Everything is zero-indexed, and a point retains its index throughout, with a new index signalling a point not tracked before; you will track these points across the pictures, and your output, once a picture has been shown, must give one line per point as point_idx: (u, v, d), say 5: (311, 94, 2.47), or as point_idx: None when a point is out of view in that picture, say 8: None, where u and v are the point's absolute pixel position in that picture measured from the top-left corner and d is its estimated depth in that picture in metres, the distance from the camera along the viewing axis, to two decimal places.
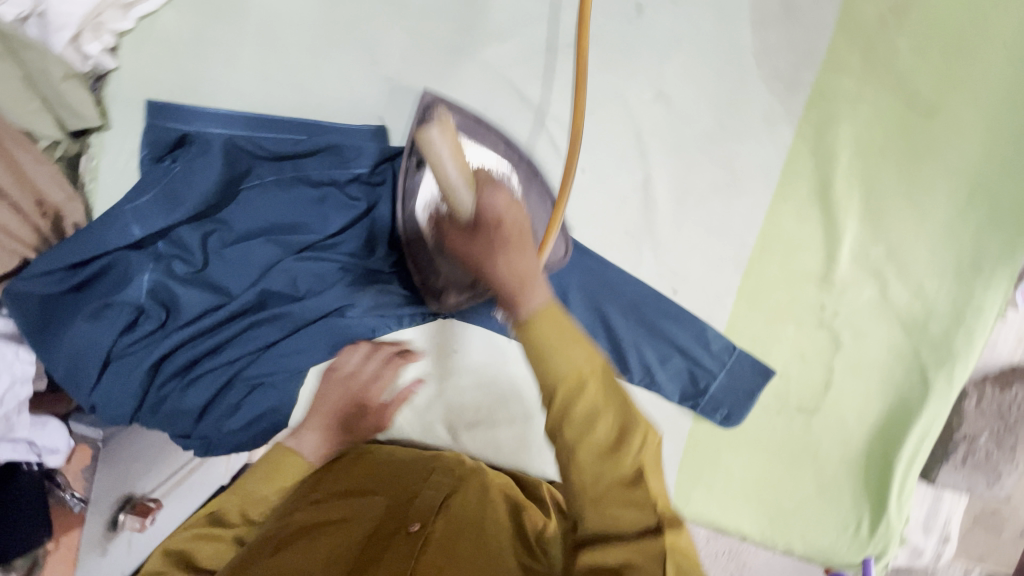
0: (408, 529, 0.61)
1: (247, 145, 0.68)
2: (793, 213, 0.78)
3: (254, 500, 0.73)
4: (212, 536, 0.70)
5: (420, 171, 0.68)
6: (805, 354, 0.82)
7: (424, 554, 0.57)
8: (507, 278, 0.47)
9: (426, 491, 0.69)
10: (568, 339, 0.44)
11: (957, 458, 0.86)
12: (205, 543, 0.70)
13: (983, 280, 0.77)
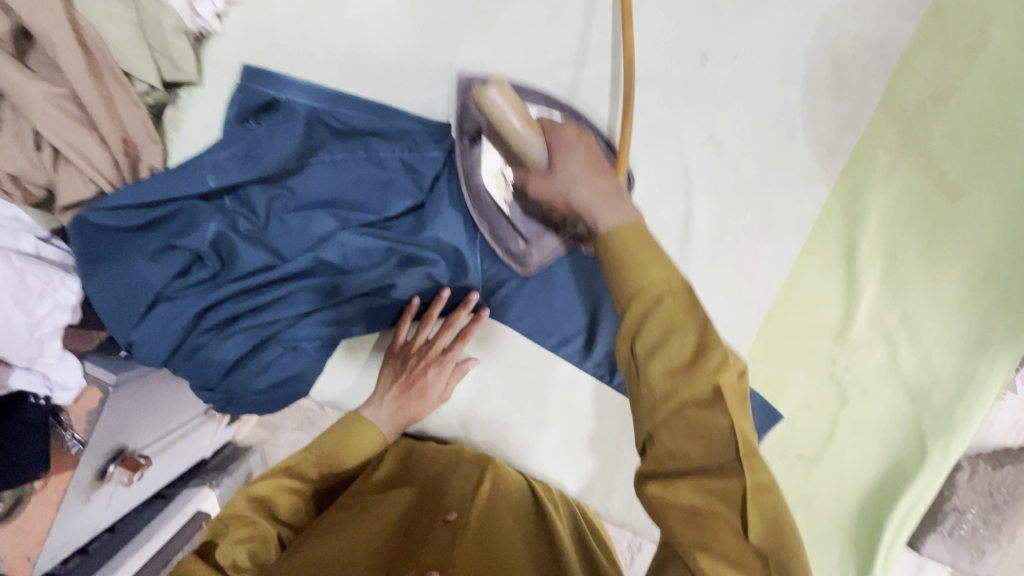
0: (444, 517, 0.70)
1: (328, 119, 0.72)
2: (819, 268, 0.83)
3: (328, 461, 0.77)
4: (280, 492, 0.73)
5: (476, 144, 0.71)
6: (812, 404, 0.86)
7: (465, 540, 0.66)
8: (596, 199, 0.54)
9: (454, 482, 0.78)
10: (652, 256, 0.51)
11: (944, 529, 0.89)
12: (276, 499, 0.72)
13: (987, 358, 0.80)
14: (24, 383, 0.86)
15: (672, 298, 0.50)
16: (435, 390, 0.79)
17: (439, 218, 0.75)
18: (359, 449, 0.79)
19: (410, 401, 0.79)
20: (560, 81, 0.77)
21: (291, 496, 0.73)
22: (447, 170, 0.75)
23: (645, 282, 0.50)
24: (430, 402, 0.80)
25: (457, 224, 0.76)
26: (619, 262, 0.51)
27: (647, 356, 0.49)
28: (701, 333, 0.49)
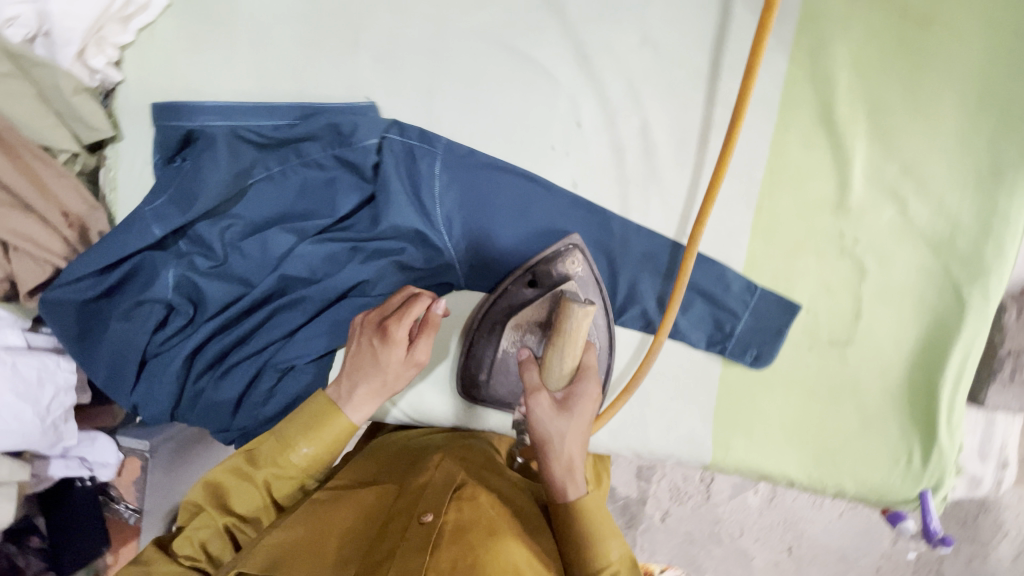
0: (420, 518, 0.60)
1: (247, 134, 0.70)
2: (799, 141, 0.77)
3: (286, 446, 0.67)
4: (242, 485, 0.68)
5: (517, 290, 0.76)
6: (830, 285, 0.80)
7: (436, 553, 0.57)
8: (566, 459, 0.64)
9: (436, 474, 0.68)
10: (611, 533, 0.62)
11: (1004, 376, 0.83)
12: (236, 493, 0.68)
13: (1005, 186, 0.76)
14: (65, 470, 0.91)
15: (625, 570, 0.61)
16: (399, 344, 0.66)
17: (390, 203, 0.72)
18: (331, 443, 0.68)
19: (374, 362, 0.67)
20: (471, 27, 0.73)
21: (251, 491, 0.68)
22: (388, 151, 0.72)
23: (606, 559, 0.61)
24: (399, 362, 0.67)
25: (412, 203, 0.73)
26: (585, 531, 0.62)
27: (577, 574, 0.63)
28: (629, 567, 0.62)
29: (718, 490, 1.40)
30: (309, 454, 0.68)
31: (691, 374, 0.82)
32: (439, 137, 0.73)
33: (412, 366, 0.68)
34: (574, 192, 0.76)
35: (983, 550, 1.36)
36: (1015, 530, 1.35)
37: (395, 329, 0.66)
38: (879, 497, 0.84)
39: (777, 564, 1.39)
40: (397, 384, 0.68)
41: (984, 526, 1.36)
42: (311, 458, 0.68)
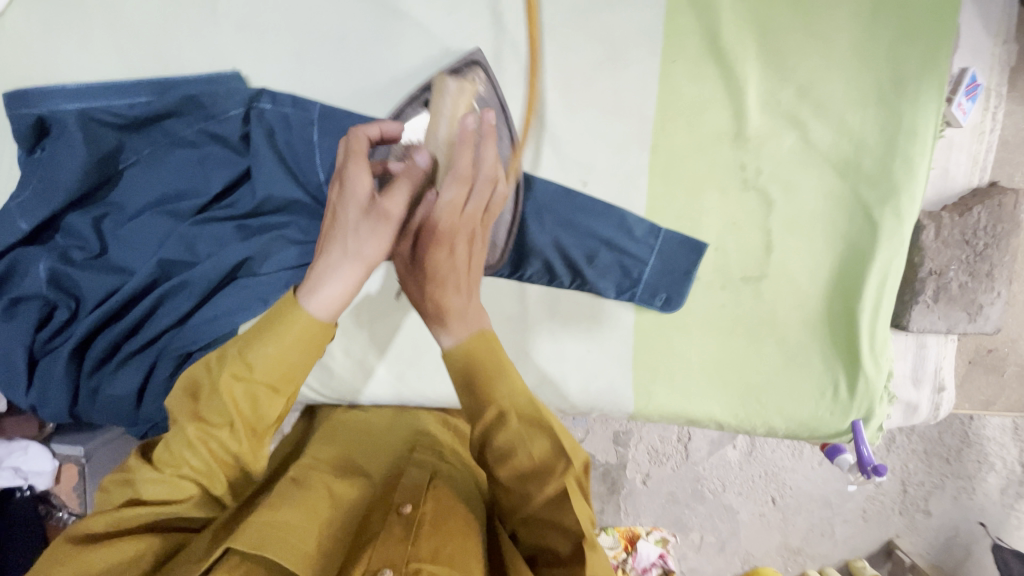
0: (398, 509, 0.58)
1: (100, 115, 0.68)
2: (689, 73, 0.74)
3: (241, 360, 0.55)
4: (208, 402, 0.56)
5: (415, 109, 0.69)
6: (736, 221, 0.78)
7: (418, 543, 0.54)
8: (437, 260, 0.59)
9: (409, 469, 0.67)
10: (506, 373, 0.56)
11: (929, 297, 0.80)
12: (205, 409, 0.56)
13: (908, 97, 0.74)
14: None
15: (514, 415, 0.55)
16: (358, 190, 0.58)
17: (260, 175, 0.70)
18: (296, 344, 0.56)
19: (336, 227, 0.59)
20: None
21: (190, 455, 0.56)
22: (256, 121, 0.70)
23: (493, 404, 0.55)
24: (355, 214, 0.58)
25: (285, 174, 0.71)
26: (476, 376, 0.56)
27: (502, 470, 0.56)
28: (550, 440, 0.55)
29: (696, 447, 1.34)
30: (272, 357, 0.55)
31: (605, 324, 0.80)
32: (313, 102, 0.71)
33: (372, 219, 0.58)
34: None
35: (970, 485, 1.34)
36: (1001, 463, 1.33)
37: (347, 179, 0.59)
38: (811, 432, 0.83)
39: (762, 516, 1.36)
40: (364, 246, 0.58)
41: (968, 462, 1.33)
42: (281, 362, 0.56)
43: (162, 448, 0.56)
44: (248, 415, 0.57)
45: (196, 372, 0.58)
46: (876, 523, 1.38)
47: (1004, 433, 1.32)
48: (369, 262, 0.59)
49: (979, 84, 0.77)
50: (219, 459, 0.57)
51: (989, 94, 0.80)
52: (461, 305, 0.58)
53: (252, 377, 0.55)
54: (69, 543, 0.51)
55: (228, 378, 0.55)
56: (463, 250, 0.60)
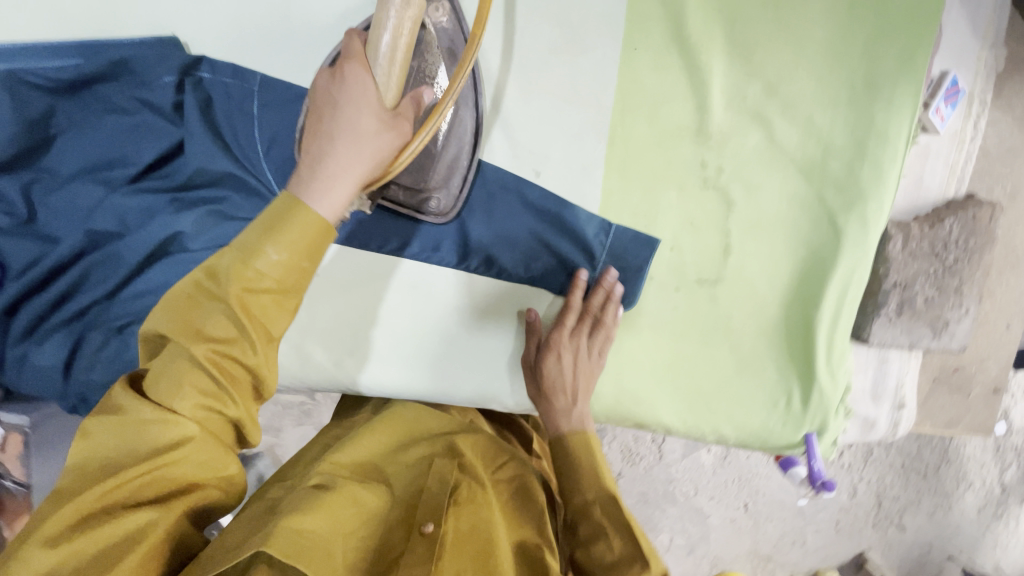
0: (421, 529, 0.56)
1: (31, 78, 0.65)
2: (651, 62, 0.70)
3: (249, 262, 0.45)
4: (210, 312, 0.46)
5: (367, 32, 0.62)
6: (694, 220, 0.74)
7: (440, 565, 0.56)
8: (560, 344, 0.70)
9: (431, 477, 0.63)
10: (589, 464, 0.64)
11: (892, 311, 0.77)
12: (203, 321, 0.46)
13: (881, 99, 0.70)
14: None
15: (598, 506, 0.60)
16: (367, 91, 0.50)
17: (194, 148, 0.67)
18: (302, 241, 0.47)
19: (337, 125, 0.49)
20: None
21: (187, 370, 0.45)
22: (194, 91, 0.67)
23: (581, 494, 0.62)
24: (366, 118, 0.49)
25: (217, 145, 0.68)
26: (580, 471, 0.64)
27: (582, 556, 0.59)
28: (631, 542, 0.56)
29: (670, 449, 1.29)
30: (282, 263, 0.46)
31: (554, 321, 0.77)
32: (254, 74, 0.68)
33: (394, 128, 0.51)
34: None
35: (947, 502, 1.33)
36: (981, 482, 1.33)
37: (348, 77, 0.50)
38: (761, 443, 0.80)
39: (733, 521, 1.31)
40: (370, 153, 0.49)
41: (947, 479, 1.33)
42: (291, 269, 0.47)
43: (163, 374, 0.45)
44: (258, 322, 0.46)
45: (185, 288, 0.47)
46: (848, 535, 1.34)
47: (984, 452, 1.33)
48: (377, 171, 0.51)
49: (960, 89, 0.73)
50: (235, 379, 0.47)
51: (971, 100, 0.75)
52: (570, 408, 0.68)
53: (260, 285, 0.46)
54: (42, 548, 0.42)
55: (236, 288, 0.45)
56: (569, 359, 0.69)
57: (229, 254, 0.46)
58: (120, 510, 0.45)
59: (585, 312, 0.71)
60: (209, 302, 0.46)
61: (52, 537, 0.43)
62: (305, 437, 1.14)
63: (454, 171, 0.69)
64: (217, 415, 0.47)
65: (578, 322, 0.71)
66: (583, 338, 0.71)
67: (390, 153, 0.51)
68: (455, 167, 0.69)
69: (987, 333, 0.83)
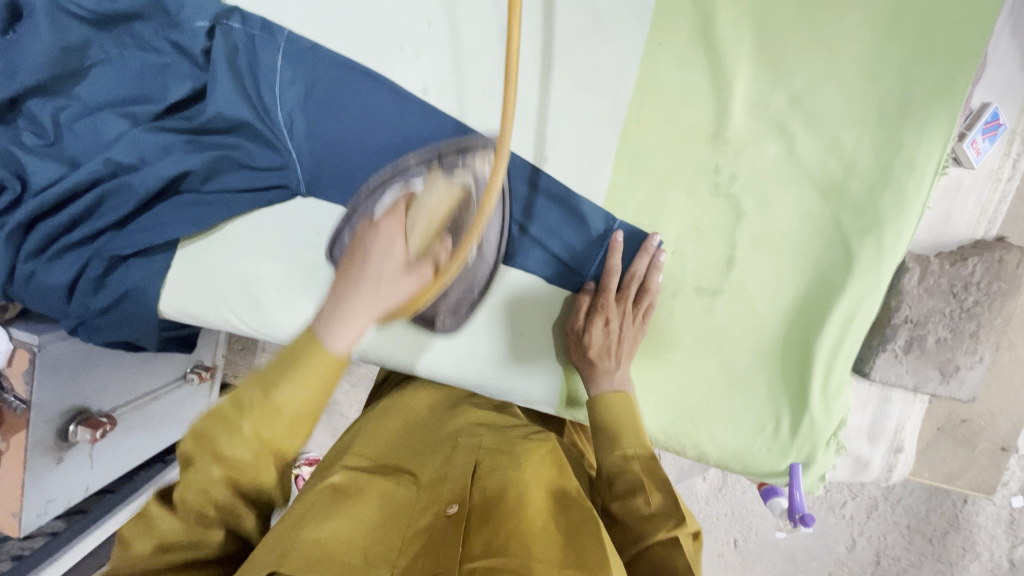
0: (446, 510, 0.56)
1: (69, 7, 0.67)
2: (673, 60, 0.69)
3: (268, 402, 0.48)
4: (231, 438, 0.48)
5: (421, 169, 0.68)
6: (700, 226, 0.73)
7: (469, 541, 0.53)
8: (601, 307, 0.71)
9: (457, 460, 0.63)
10: (632, 426, 0.66)
11: (899, 348, 0.73)
12: (224, 447, 0.48)
13: (913, 124, 0.67)
14: None
15: (638, 461, 0.63)
16: (396, 243, 0.58)
17: (215, 93, 0.69)
18: (322, 383, 0.50)
19: (364, 268, 0.56)
20: None
21: (207, 496, 0.50)
22: (219, 39, 0.69)
23: (620, 449, 0.64)
24: (390, 266, 0.56)
25: (238, 93, 0.70)
26: (616, 423, 0.67)
27: (618, 508, 0.60)
28: (667, 496, 0.59)
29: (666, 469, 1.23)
30: (305, 398, 0.49)
31: (544, 310, 0.77)
32: (281, 28, 0.70)
33: (414, 273, 0.57)
34: (424, 100, 0.71)
35: (949, 571, 1.21)
36: (988, 554, 1.19)
37: (381, 228, 0.59)
38: (742, 466, 0.77)
39: (720, 556, 1.27)
40: (390, 294, 0.55)
41: (952, 546, 1.20)
42: (305, 406, 0.50)
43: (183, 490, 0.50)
44: (273, 459, 0.49)
45: (216, 410, 0.49)
46: None
47: (997, 525, 1.17)
48: (391, 309, 0.56)
49: (1001, 125, 0.70)
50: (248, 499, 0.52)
51: (1013, 138, 0.71)
52: (613, 369, 0.71)
53: (280, 419, 0.48)
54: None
55: (253, 420, 0.48)
56: (616, 325, 0.71)
57: (254, 381, 0.50)
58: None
59: (630, 279, 0.72)
60: (228, 425, 0.48)
61: None
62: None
63: (463, 299, 0.76)
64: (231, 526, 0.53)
65: (625, 290, 0.73)
66: (629, 305, 0.72)
67: (405, 296, 0.56)
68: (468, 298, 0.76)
69: (1002, 387, 0.78)
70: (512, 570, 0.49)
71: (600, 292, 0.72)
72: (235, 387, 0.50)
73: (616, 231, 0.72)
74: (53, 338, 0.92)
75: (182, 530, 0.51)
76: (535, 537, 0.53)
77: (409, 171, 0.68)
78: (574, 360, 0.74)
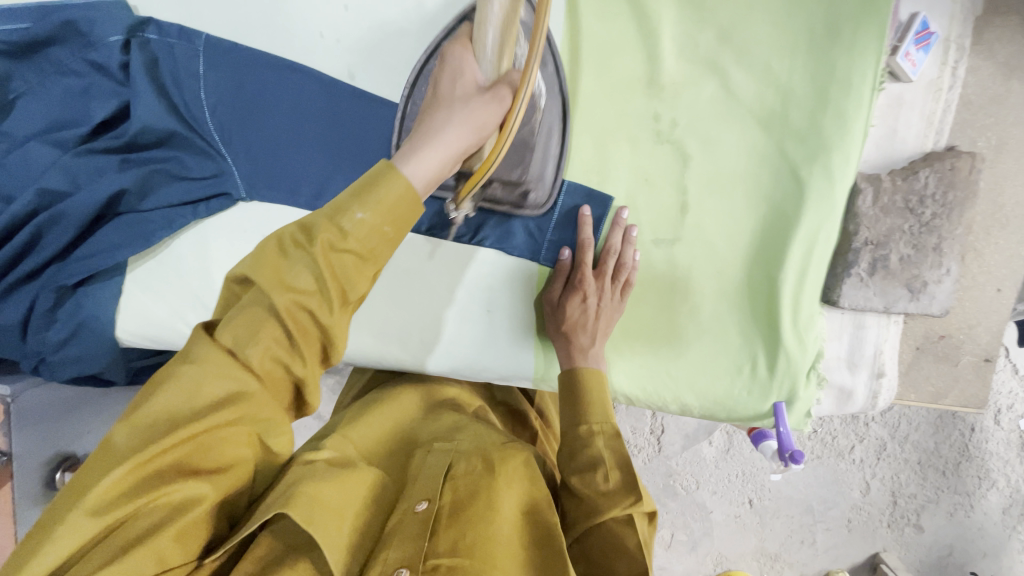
0: (413, 507, 0.51)
1: None
2: (597, 13, 0.69)
3: (340, 214, 0.42)
4: (296, 263, 0.42)
5: None
6: (648, 176, 0.72)
7: (434, 539, 0.50)
8: (579, 284, 0.69)
9: (431, 454, 0.59)
10: (599, 403, 0.63)
11: (864, 271, 0.72)
12: (287, 272, 0.41)
13: (844, 43, 0.66)
14: None
15: (602, 438, 0.59)
16: (467, 69, 0.52)
17: (137, 107, 0.67)
18: (395, 208, 0.44)
19: (440, 98, 0.50)
20: None
21: (294, 298, 0.42)
22: (136, 52, 0.68)
23: (585, 424, 0.61)
24: (461, 91, 0.50)
25: (163, 105, 0.68)
26: (583, 399, 0.63)
27: (575, 483, 0.57)
28: (627, 474, 0.55)
29: (670, 441, 1.21)
30: (373, 226, 0.43)
31: (508, 283, 0.76)
32: (198, 33, 0.69)
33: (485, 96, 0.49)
34: (353, 84, 0.70)
35: (968, 502, 1.19)
36: (1005, 480, 1.18)
37: (450, 53, 0.53)
38: (726, 413, 0.77)
39: (737, 518, 1.21)
40: (465, 117, 0.48)
41: (967, 477, 1.19)
42: (379, 237, 0.43)
43: (240, 327, 0.41)
44: (340, 282, 0.43)
45: (272, 243, 0.43)
46: (861, 534, 1.21)
47: (1009, 449, 1.18)
48: (477, 135, 0.49)
49: (932, 33, 0.69)
50: (303, 333, 0.43)
51: (947, 45, 0.71)
52: (588, 346, 0.68)
53: (349, 247, 0.42)
54: (90, 514, 0.37)
55: (328, 243, 0.42)
56: (594, 302, 0.69)
57: (324, 212, 0.43)
58: (173, 476, 0.40)
59: (607, 252, 0.71)
60: (295, 251, 0.42)
61: (106, 499, 0.38)
62: (300, 425, 1.13)
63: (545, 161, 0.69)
64: (283, 368, 0.43)
65: (603, 264, 0.70)
66: (607, 281, 0.70)
67: (487, 120, 0.49)
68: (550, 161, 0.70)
69: (973, 299, 0.78)
70: None
71: (577, 266, 0.70)
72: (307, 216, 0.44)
73: (582, 205, 0.71)
74: (23, 385, 0.89)
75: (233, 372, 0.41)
76: (500, 546, 0.50)
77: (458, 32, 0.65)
78: (549, 331, 0.72)
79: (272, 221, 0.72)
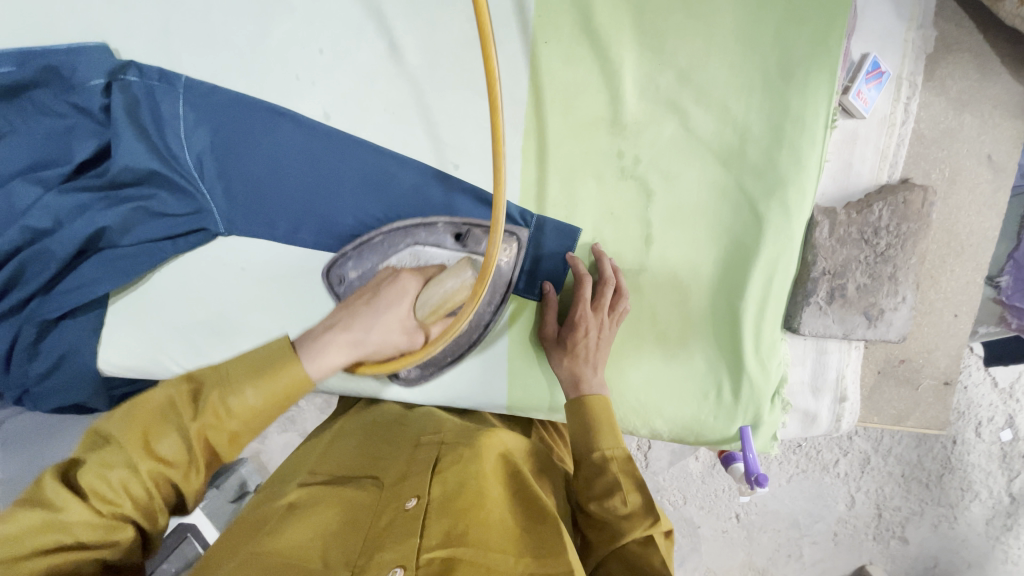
0: (404, 506, 0.55)
1: None
2: (562, 56, 0.72)
3: (231, 389, 0.49)
4: (169, 433, 0.47)
5: (452, 240, 0.71)
6: (614, 210, 0.74)
7: (427, 532, 0.52)
8: (580, 325, 0.70)
9: (417, 458, 0.64)
10: (613, 432, 0.64)
11: (822, 300, 0.75)
12: (159, 441, 0.46)
13: (796, 84, 0.69)
14: None
15: (616, 463, 0.61)
16: (406, 299, 0.59)
17: (118, 147, 0.70)
18: (280, 398, 0.51)
19: (368, 308, 0.59)
20: None
21: (159, 457, 0.46)
22: (117, 94, 0.70)
23: (598, 450, 0.62)
24: (388, 318, 0.58)
25: (144, 144, 0.71)
26: (593, 425, 0.65)
27: (595, 509, 0.59)
28: (644, 496, 0.58)
29: (656, 456, 1.22)
30: (258, 406, 0.50)
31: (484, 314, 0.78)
32: (178, 76, 0.72)
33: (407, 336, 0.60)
34: (328, 124, 0.73)
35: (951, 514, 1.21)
36: (987, 491, 1.19)
37: (402, 277, 0.61)
38: (696, 437, 0.79)
39: (724, 533, 1.23)
40: (379, 340, 0.58)
41: (950, 489, 1.20)
42: (258, 413, 0.50)
43: (104, 467, 0.45)
44: (212, 450, 0.49)
45: (156, 399, 0.48)
46: (847, 548, 1.23)
47: (990, 461, 1.19)
48: (374, 352, 0.58)
49: (884, 72, 0.73)
50: (163, 490, 0.47)
51: (900, 82, 0.74)
52: (591, 377, 0.69)
53: (226, 426, 0.49)
54: None
55: (208, 425, 0.48)
56: (596, 334, 0.70)
57: (213, 382, 0.50)
58: None
59: (604, 284, 0.71)
60: (174, 415, 0.47)
61: None
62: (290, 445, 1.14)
63: (456, 344, 0.78)
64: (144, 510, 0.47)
65: (600, 296, 0.71)
66: (605, 313, 0.71)
67: (391, 350, 0.60)
68: (460, 346, 0.78)
69: (932, 323, 0.81)
70: (472, 558, 0.49)
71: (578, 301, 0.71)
72: (186, 383, 0.49)
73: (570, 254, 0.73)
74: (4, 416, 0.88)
75: (96, 510, 0.44)
76: (496, 523, 0.53)
77: (434, 228, 0.72)
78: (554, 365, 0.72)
79: (252, 256, 0.75)
